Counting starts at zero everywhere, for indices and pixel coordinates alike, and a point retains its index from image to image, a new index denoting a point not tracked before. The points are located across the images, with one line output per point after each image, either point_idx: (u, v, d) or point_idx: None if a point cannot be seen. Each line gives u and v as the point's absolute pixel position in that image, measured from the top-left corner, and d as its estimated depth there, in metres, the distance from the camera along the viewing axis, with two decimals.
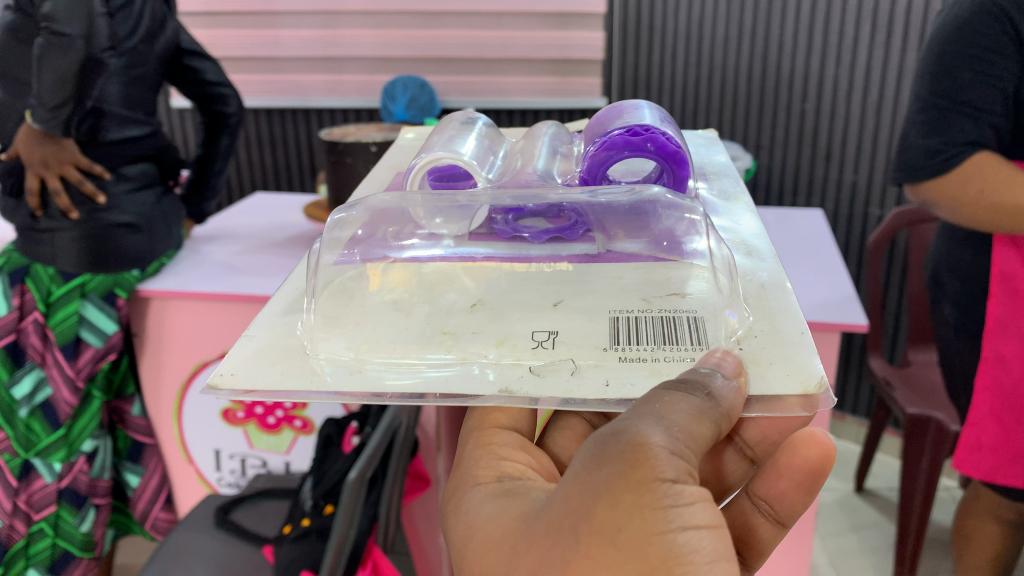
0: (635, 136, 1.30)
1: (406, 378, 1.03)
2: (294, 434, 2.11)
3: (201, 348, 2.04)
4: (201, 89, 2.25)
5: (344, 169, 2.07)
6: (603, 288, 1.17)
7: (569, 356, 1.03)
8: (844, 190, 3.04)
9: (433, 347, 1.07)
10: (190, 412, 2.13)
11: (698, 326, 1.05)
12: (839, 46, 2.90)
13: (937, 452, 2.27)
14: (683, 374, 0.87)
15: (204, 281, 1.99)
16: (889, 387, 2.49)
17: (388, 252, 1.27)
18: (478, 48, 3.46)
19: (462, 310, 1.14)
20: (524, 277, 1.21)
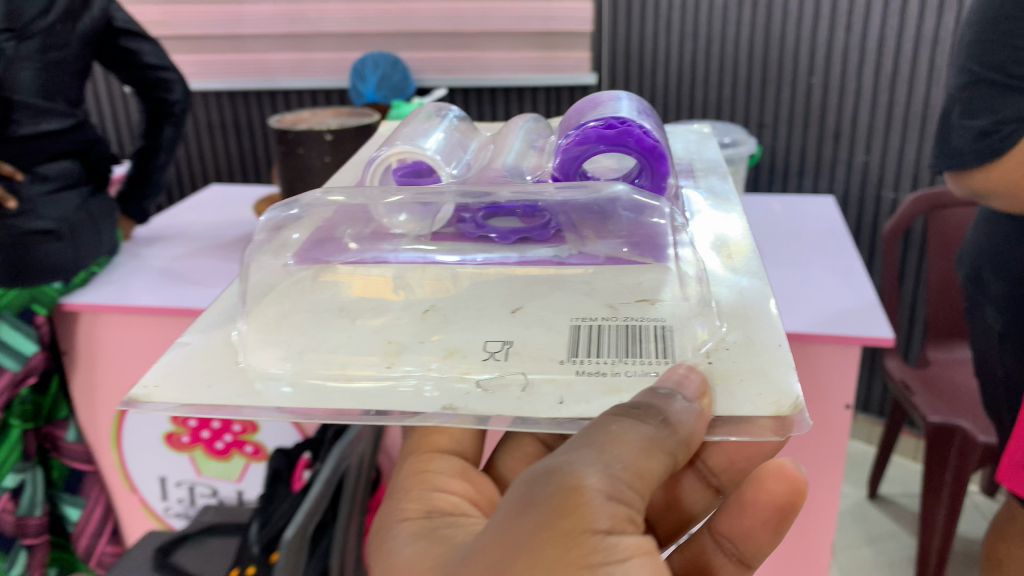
0: (610, 129, 1.21)
1: (342, 390, 0.94)
2: (244, 462, 2.03)
3: (129, 369, 1.95)
4: (143, 74, 2.14)
5: (296, 159, 1.96)
6: (567, 293, 1.07)
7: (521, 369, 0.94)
8: (855, 169, 2.89)
9: (375, 357, 0.98)
10: (132, 442, 2.04)
11: (665, 338, 0.96)
12: (848, 13, 2.71)
13: (962, 462, 2.15)
14: (640, 394, 0.77)
15: (144, 294, 1.87)
16: (907, 391, 2.36)
17: (339, 257, 1.18)
18: (454, 22, 3.06)
19: (411, 319, 1.04)
20: (483, 281, 1.11)
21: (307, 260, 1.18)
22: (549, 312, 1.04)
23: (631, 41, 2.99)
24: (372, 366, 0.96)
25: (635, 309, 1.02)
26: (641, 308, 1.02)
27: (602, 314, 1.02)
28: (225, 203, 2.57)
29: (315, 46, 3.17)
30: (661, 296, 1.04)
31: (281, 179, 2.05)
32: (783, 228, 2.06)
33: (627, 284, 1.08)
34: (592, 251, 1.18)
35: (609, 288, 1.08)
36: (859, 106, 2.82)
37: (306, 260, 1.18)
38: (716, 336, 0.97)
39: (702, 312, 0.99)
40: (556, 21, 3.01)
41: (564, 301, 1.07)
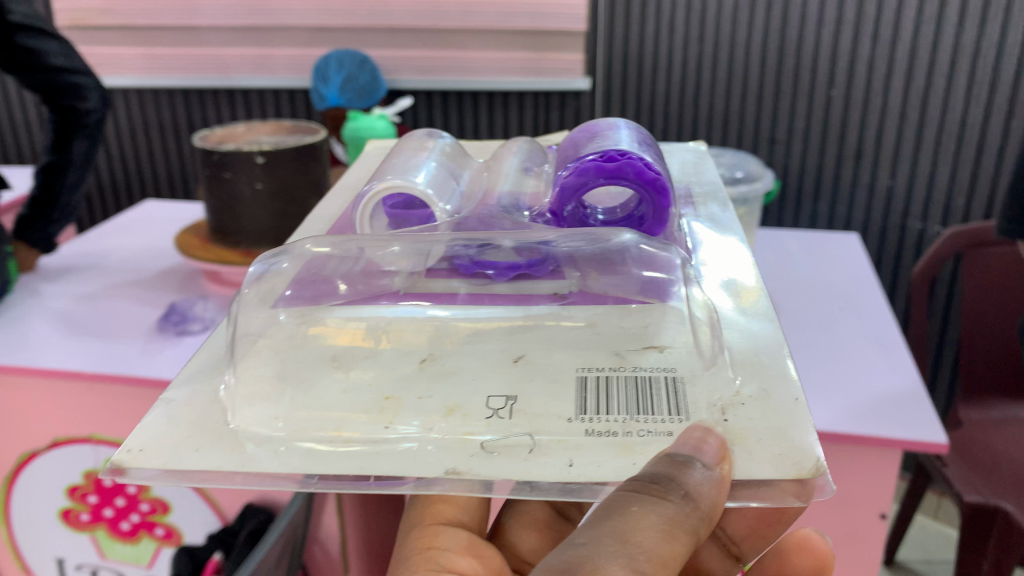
0: (609, 161, 1.13)
1: (339, 458, 0.84)
2: (153, 547, 1.90)
3: (44, 422, 1.80)
4: (51, 78, 2.03)
5: (224, 184, 1.86)
6: (574, 339, 0.99)
7: (530, 433, 0.85)
8: (876, 195, 2.92)
9: (369, 420, 0.88)
10: (20, 504, 1.94)
11: (679, 397, 0.88)
12: (870, 22, 2.67)
13: (1001, 553, 2.04)
14: (655, 461, 0.75)
15: (43, 345, 1.75)
16: (939, 464, 2.25)
17: (326, 297, 1.08)
18: (435, 15, 2.92)
19: (406, 369, 0.95)
20: (486, 325, 1.01)
21: (291, 303, 1.07)
22: (555, 359, 0.95)
23: (633, 52, 2.90)
24: (364, 425, 0.87)
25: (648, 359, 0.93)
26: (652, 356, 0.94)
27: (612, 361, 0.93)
28: (150, 228, 2.48)
29: (277, 41, 3.05)
30: (671, 341, 0.96)
31: (208, 205, 1.96)
32: (799, 286, 1.96)
33: (638, 325, 1.00)
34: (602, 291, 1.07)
35: (617, 335, 0.98)
36: (885, 131, 2.82)
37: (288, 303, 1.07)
38: (735, 391, 0.89)
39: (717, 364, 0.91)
40: (547, 19, 2.87)
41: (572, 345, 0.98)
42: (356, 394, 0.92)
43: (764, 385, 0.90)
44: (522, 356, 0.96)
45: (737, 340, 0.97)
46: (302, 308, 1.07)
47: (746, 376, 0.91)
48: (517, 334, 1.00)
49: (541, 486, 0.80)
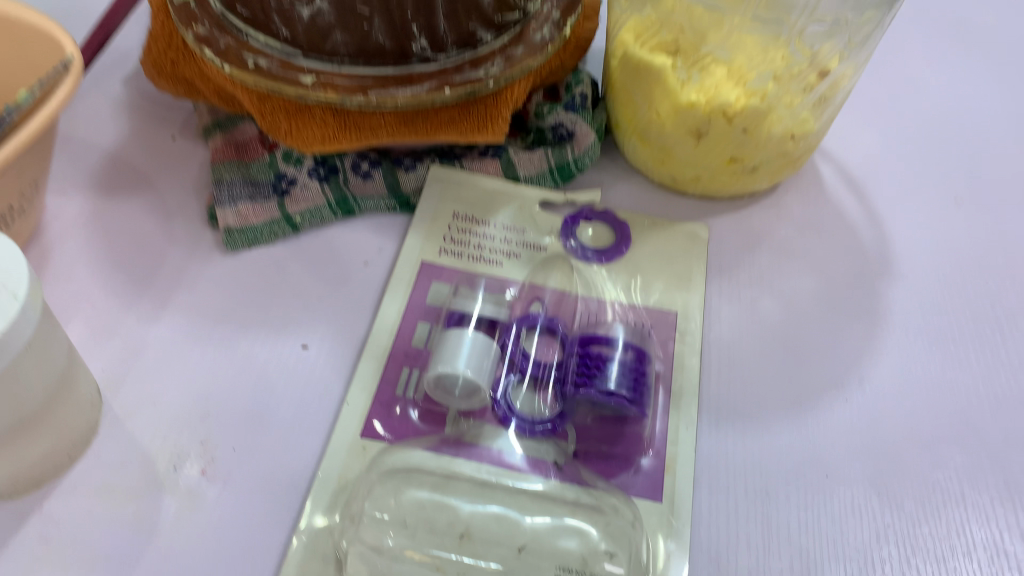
0: None
1: (77, 388, 0.37)
2: None
3: None
4: None
5: None
6: (649, 255, 0.47)
7: (479, 514, 0.36)
8: None
9: (125, 420, 0.40)
10: None
11: (808, 457, 0.40)
12: None
13: None
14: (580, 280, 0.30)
15: None
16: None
17: (178, 155, 0.51)
18: None
19: (262, 254, 0.47)
20: (477, 219, 0.48)
21: (64, 156, 0.50)
22: (600, 272, 0.46)
23: None
24: None
25: (764, 339, 0.45)
26: (779, 320, 0.46)
27: (683, 332, 0.44)
28: None
29: None
30: (794, 288, 0.47)
31: None
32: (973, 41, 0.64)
33: (759, 201, 0.51)
34: (680, 180, 0.50)
35: (729, 219, 0.50)
36: None
37: (64, 158, 0.50)
38: (928, 467, 0.41)
39: (879, 414, 0.42)
40: None
41: (635, 301, 0.45)
42: (179, 267, 0.46)
43: (982, 438, 0.42)
44: (495, 285, 0.45)
45: (910, 301, 0.47)
46: (82, 169, 0.50)
47: (910, 423, 0.42)
48: (514, 259, 0.47)
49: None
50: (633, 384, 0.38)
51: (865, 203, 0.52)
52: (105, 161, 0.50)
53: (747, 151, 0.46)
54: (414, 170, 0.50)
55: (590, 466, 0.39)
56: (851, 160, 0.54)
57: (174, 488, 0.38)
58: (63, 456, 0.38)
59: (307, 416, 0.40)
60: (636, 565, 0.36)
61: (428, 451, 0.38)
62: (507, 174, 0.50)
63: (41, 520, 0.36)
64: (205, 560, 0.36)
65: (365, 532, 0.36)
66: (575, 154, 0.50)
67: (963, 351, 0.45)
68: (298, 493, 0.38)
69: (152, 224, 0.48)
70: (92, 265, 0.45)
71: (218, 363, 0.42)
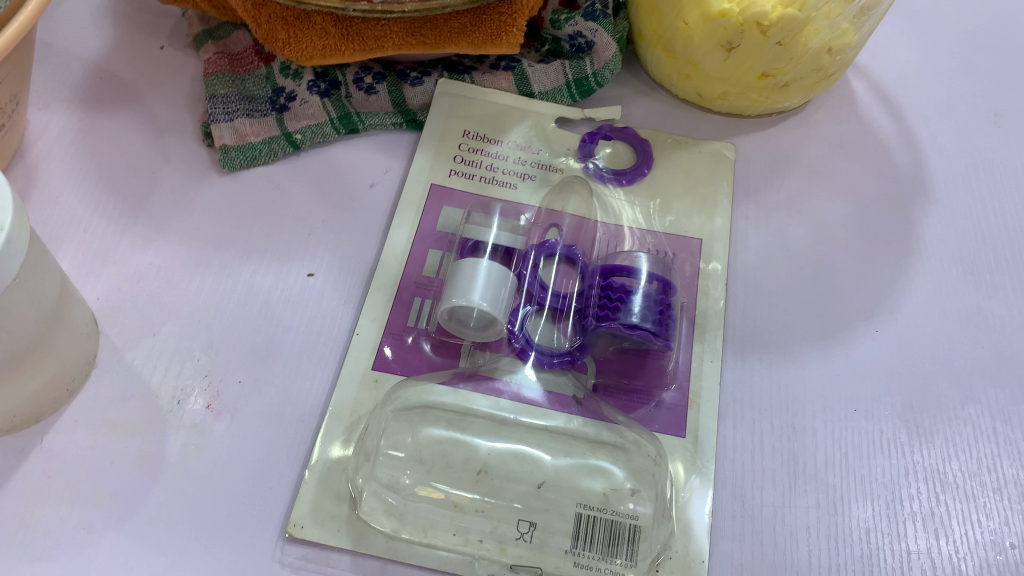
0: None
1: (71, 316, 0.35)
2: None
3: None
4: None
5: None
6: (672, 176, 0.45)
7: (497, 451, 0.35)
8: None
9: (125, 351, 0.38)
10: None
11: (836, 391, 0.39)
12: None
13: None
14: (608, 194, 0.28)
15: None
16: None
17: (167, 67, 0.48)
18: None
19: (262, 176, 0.44)
20: (489, 137, 0.45)
21: (44, 68, 0.47)
22: (619, 196, 0.44)
23: None
24: None
25: (793, 267, 0.43)
26: (808, 247, 0.43)
27: (707, 261, 0.42)
28: None
29: None
30: (824, 213, 0.45)
31: None
32: None
33: (787, 120, 0.49)
34: (706, 96, 0.47)
35: (756, 139, 0.48)
36: None
37: (44, 70, 0.47)
38: (960, 401, 0.39)
39: (912, 346, 0.41)
40: None
41: (654, 225, 0.43)
42: (175, 189, 0.43)
43: (1015, 371, 0.40)
44: (510, 212, 0.42)
45: (945, 227, 0.45)
46: (65, 82, 0.46)
47: (942, 355, 0.40)
48: (529, 181, 0.44)
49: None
50: (658, 317, 0.36)
51: (900, 121, 0.49)
52: (90, 75, 0.47)
53: (781, 66, 0.42)
54: (421, 83, 0.46)
55: (610, 401, 0.37)
56: (885, 75, 0.51)
57: (178, 423, 0.36)
58: (61, 390, 0.36)
59: (315, 348, 0.39)
60: (660, 504, 0.34)
61: (443, 384, 0.37)
62: (520, 89, 0.47)
63: (41, 455, 0.35)
64: (212, 496, 0.34)
65: (380, 469, 0.34)
66: (594, 66, 0.47)
67: (998, 281, 0.43)
68: (308, 427, 0.36)
69: (142, 144, 0.45)
70: (81, 188, 0.43)
71: (219, 292, 0.40)
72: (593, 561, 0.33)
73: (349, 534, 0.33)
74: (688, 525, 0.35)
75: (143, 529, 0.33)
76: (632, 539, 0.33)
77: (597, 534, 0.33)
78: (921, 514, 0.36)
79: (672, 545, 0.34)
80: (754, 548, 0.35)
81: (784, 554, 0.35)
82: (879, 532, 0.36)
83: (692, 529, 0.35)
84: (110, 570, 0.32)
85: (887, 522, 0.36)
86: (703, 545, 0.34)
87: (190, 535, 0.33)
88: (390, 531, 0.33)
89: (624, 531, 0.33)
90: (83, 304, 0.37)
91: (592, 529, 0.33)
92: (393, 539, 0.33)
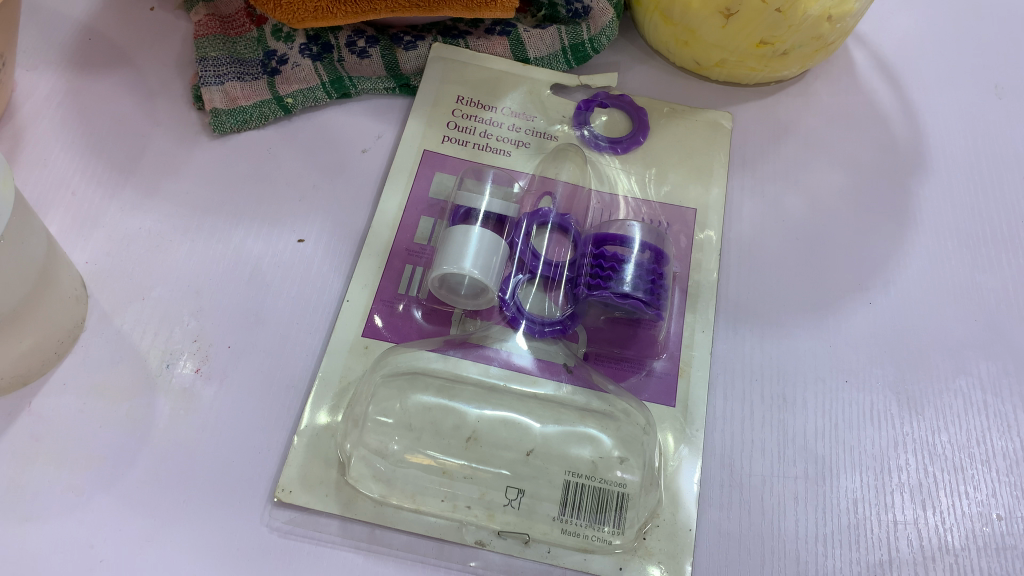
0: None
1: (59, 279, 0.35)
2: None
3: None
4: None
5: None
6: (668, 144, 0.44)
7: (486, 418, 0.35)
8: None
9: (114, 316, 0.38)
10: None
11: (828, 362, 0.39)
12: None
13: None
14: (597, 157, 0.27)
15: None
16: None
17: (157, 29, 0.47)
18: None
19: (253, 141, 0.43)
20: (483, 104, 0.45)
21: (31, 28, 0.46)
22: (614, 164, 0.43)
23: None
24: None
25: (788, 238, 0.42)
26: (803, 218, 0.43)
27: (701, 230, 0.41)
28: None
29: None
30: (820, 184, 0.44)
31: None
32: None
33: (786, 89, 0.48)
34: (703, 64, 0.46)
35: (753, 109, 0.47)
36: None
37: (31, 30, 0.46)
38: (951, 373, 0.39)
39: (905, 317, 0.40)
40: None
41: (650, 195, 0.42)
42: (165, 153, 0.43)
43: (1008, 344, 0.40)
44: (503, 178, 0.41)
45: (942, 199, 0.45)
46: (52, 43, 0.45)
47: (935, 327, 0.40)
48: (523, 148, 0.44)
49: (507, 555, 0.33)
50: (650, 287, 0.36)
51: (900, 92, 0.48)
52: (78, 35, 0.46)
53: (780, 33, 0.42)
54: (415, 48, 0.46)
55: (601, 370, 0.37)
56: (886, 45, 0.50)
57: (167, 388, 0.36)
58: (49, 354, 0.35)
59: (305, 314, 0.39)
60: (648, 473, 0.34)
61: (433, 352, 0.37)
62: (515, 55, 0.46)
63: (30, 418, 0.35)
64: (201, 460, 0.34)
65: (369, 435, 0.34)
66: (591, 32, 0.46)
67: (993, 254, 0.43)
68: (298, 393, 0.36)
69: (131, 107, 0.44)
70: (70, 150, 0.42)
71: (209, 257, 0.40)
72: (580, 527, 0.32)
73: (337, 499, 0.33)
74: (676, 493, 0.35)
75: (132, 492, 0.34)
76: (619, 507, 0.33)
77: (585, 501, 0.32)
78: (910, 485, 0.36)
79: (659, 513, 0.34)
80: (742, 517, 0.35)
81: (771, 524, 0.35)
82: (867, 502, 0.36)
83: (680, 497, 0.35)
84: (99, 533, 0.33)
85: (875, 492, 0.36)
86: (691, 513, 0.34)
87: (179, 498, 0.34)
88: (378, 497, 0.33)
89: (611, 500, 0.33)
90: (71, 267, 0.37)
91: (580, 496, 0.33)
92: (382, 505, 0.33)
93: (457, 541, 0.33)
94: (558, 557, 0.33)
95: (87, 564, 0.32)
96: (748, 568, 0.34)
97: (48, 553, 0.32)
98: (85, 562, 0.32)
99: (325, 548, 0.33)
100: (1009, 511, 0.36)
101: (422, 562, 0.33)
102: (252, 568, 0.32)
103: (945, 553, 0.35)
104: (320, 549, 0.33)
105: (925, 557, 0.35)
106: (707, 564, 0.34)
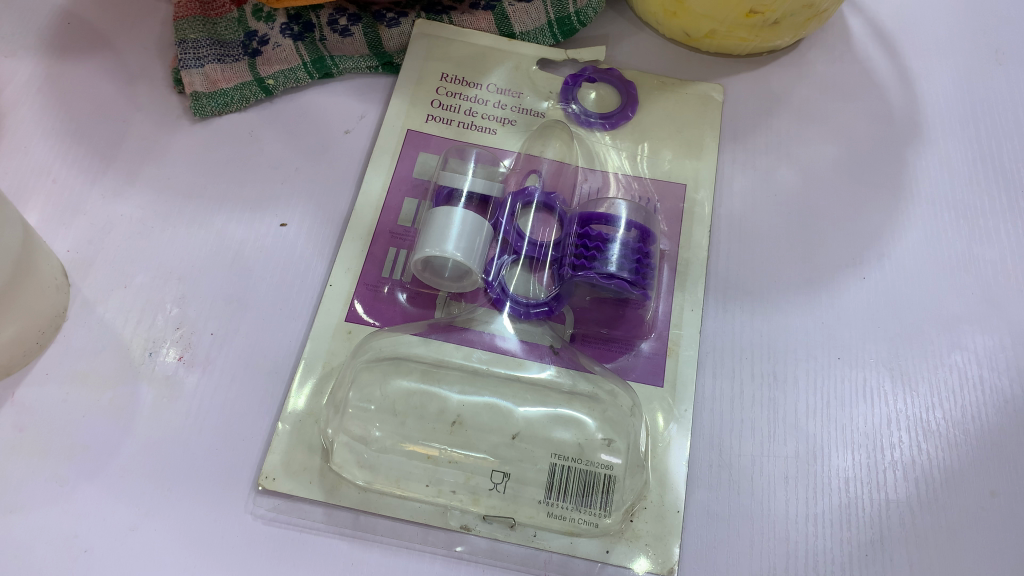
0: None
1: (38, 268, 0.35)
2: None
3: None
4: None
5: None
6: (657, 118, 0.43)
7: (470, 403, 0.34)
8: None
9: (97, 305, 0.37)
10: None
11: (820, 339, 0.38)
12: None
13: None
14: None
15: None
16: None
17: (137, 11, 0.46)
18: None
19: (234, 124, 0.43)
20: (468, 81, 0.44)
21: (10, 13, 0.45)
22: (603, 140, 0.42)
23: None
24: None
25: (779, 213, 0.41)
26: (796, 192, 0.42)
27: (690, 206, 0.40)
28: None
29: None
30: (815, 156, 0.43)
31: None
32: None
33: (779, 60, 0.47)
34: (693, 34, 0.45)
35: (746, 81, 0.46)
36: None
37: (10, 16, 0.45)
38: (947, 349, 0.38)
39: (900, 293, 0.40)
40: None
41: (640, 171, 0.41)
42: (145, 138, 0.42)
43: (1005, 318, 0.39)
44: (487, 157, 0.40)
45: (938, 169, 0.43)
46: (31, 28, 0.45)
47: (930, 301, 0.40)
48: (509, 126, 0.43)
49: (492, 539, 0.33)
50: (635, 266, 0.35)
51: (898, 60, 0.47)
52: (56, 19, 0.45)
53: (770, 3, 0.40)
54: (398, 25, 0.44)
55: (588, 351, 0.37)
56: (883, 10, 0.49)
57: (150, 376, 0.36)
58: (31, 344, 0.35)
59: (289, 299, 0.38)
60: (634, 455, 0.34)
61: (417, 335, 0.36)
62: (501, 30, 0.45)
63: (13, 408, 0.35)
64: (186, 448, 0.34)
65: (351, 422, 0.34)
66: (577, 5, 0.45)
67: (992, 225, 0.42)
68: (282, 379, 0.36)
69: (111, 92, 0.43)
70: (50, 137, 0.42)
71: (191, 242, 0.39)
72: (566, 510, 0.32)
73: (321, 486, 0.33)
74: (665, 474, 0.34)
75: (115, 482, 0.33)
76: (605, 489, 0.32)
77: (572, 484, 0.32)
78: (902, 463, 0.36)
79: (647, 495, 0.34)
80: (730, 497, 0.35)
81: (760, 504, 0.35)
82: (859, 481, 0.35)
83: (669, 479, 0.34)
84: (83, 521, 0.33)
85: (868, 471, 0.36)
86: (679, 495, 0.34)
87: (165, 485, 0.33)
88: (362, 483, 0.33)
89: (599, 482, 0.32)
90: (51, 256, 0.36)
91: (566, 480, 0.32)
92: (366, 491, 0.33)
93: (442, 526, 0.33)
94: (545, 540, 0.33)
95: (72, 552, 0.32)
96: (738, 549, 0.34)
97: (34, 542, 0.32)
98: (70, 550, 0.32)
99: (309, 535, 0.33)
100: (1004, 487, 0.35)
101: (407, 548, 0.33)
102: (237, 555, 0.32)
103: (938, 531, 0.34)
104: (304, 536, 0.33)
105: (917, 535, 0.34)
106: (696, 547, 0.34)
